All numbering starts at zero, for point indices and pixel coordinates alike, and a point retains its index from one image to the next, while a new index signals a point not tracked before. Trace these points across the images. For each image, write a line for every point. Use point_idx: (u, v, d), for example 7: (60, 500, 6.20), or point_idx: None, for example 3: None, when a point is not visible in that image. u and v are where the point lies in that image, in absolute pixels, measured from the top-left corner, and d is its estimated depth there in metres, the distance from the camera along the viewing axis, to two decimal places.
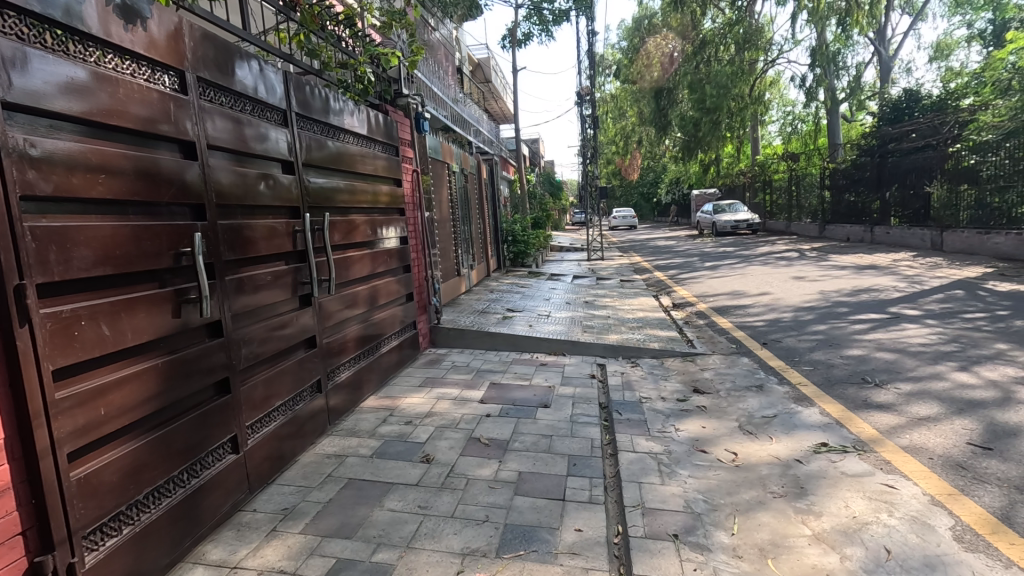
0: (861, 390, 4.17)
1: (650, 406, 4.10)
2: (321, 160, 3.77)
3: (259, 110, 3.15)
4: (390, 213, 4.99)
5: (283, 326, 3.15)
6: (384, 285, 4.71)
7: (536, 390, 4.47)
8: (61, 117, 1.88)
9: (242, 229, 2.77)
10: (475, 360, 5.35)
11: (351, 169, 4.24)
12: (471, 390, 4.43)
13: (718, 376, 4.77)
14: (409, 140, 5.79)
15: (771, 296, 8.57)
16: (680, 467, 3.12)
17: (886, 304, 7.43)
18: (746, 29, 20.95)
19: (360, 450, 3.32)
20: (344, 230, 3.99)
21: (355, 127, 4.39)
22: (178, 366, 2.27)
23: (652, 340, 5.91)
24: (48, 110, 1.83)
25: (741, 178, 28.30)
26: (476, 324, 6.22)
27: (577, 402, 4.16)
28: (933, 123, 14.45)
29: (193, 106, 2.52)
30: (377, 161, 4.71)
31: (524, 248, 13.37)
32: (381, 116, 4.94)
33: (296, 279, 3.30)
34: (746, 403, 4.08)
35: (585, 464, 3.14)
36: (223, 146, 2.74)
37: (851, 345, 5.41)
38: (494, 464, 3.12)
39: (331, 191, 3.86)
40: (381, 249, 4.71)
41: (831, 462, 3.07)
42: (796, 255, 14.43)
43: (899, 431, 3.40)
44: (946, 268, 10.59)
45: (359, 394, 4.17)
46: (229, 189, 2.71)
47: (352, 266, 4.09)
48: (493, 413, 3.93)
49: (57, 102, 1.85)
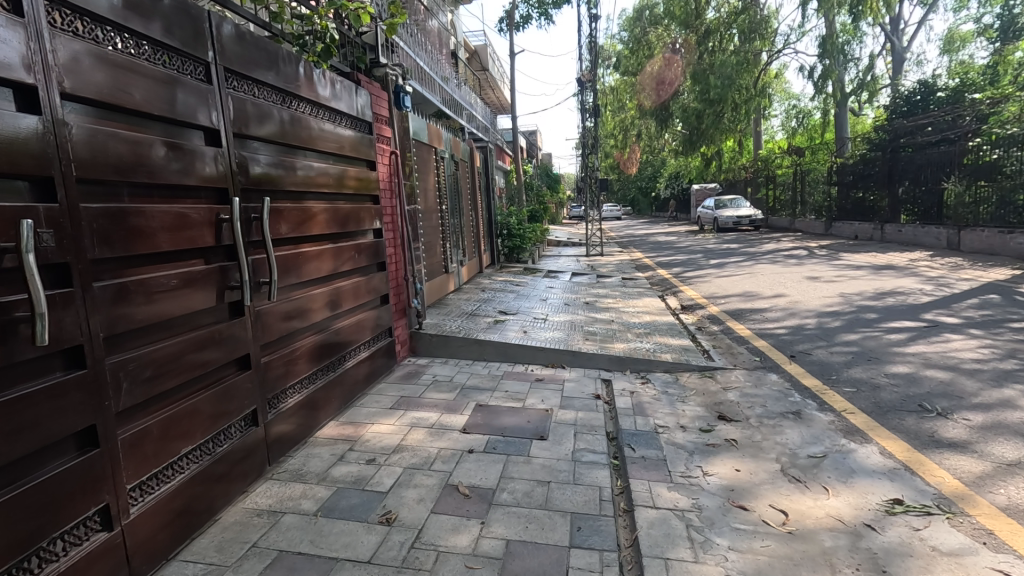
0: (921, 421, 3.45)
1: (669, 439, 3.37)
2: (266, 133, 3.00)
3: (162, 56, 2.32)
4: (360, 201, 4.20)
5: (200, 344, 2.40)
6: (349, 287, 3.92)
7: (530, 414, 3.73)
8: (13, 86, 1.66)
9: (129, 216, 2.01)
10: (460, 374, 4.59)
11: (307, 145, 3.43)
12: (451, 415, 3.67)
13: (745, 398, 4.04)
14: (386, 117, 4.99)
15: (787, 298, 7.84)
16: (716, 533, 2.39)
17: (919, 310, 6.72)
18: (752, 19, 20.23)
19: (301, 506, 2.57)
20: (297, 219, 3.23)
21: (315, 95, 3.60)
22: (3, 418, 1.54)
23: (663, 350, 5.18)
24: (6, 79, 1.63)
25: (744, 173, 27.60)
26: (463, 329, 5.46)
27: (580, 433, 3.43)
28: (949, 116, 13.77)
29: (69, 46, 1.85)
30: (343, 138, 3.91)
31: (520, 243, 12.63)
32: (351, 86, 4.14)
33: (220, 283, 2.53)
34: (786, 437, 3.35)
35: (593, 529, 2.41)
36: (94, 99, 1.95)
37: (894, 361, 4.68)
38: (474, 529, 2.40)
39: (281, 174, 3.09)
40: (347, 243, 3.91)
41: (913, 531, 2.35)
42: (806, 253, 13.75)
43: (989, 484, 2.68)
44: (970, 269, 9.89)
45: (313, 419, 3.41)
46: (101, 157, 1.93)
47: (305, 265, 3.30)
48: (477, 448, 3.18)
49: (13, 71, 1.65)
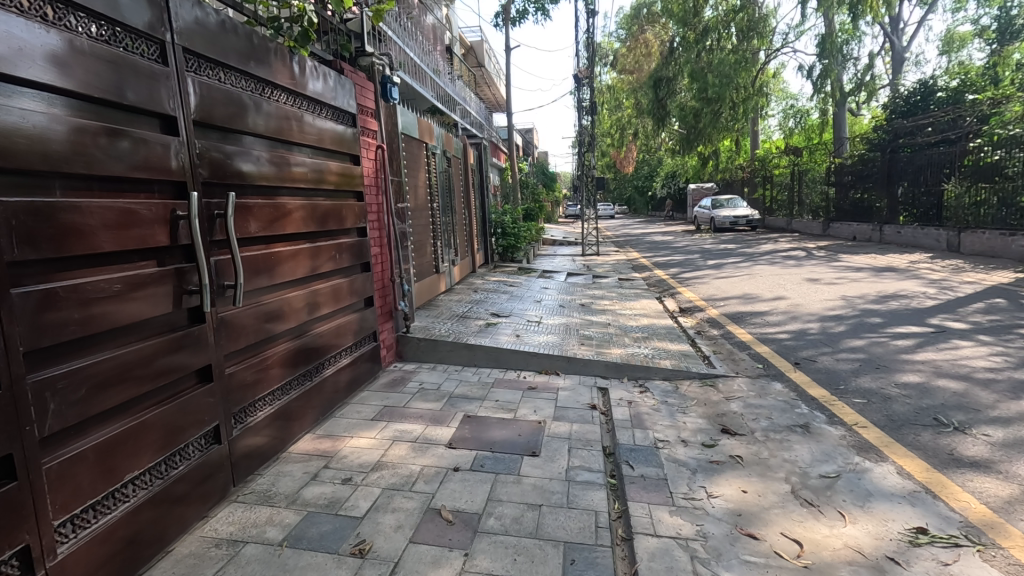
0: (939, 437, 3.23)
1: (671, 456, 3.14)
2: (233, 122, 2.74)
3: (104, 31, 2.06)
4: (342, 197, 3.94)
5: (148, 358, 2.15)
6: (329, 289, 3.67)
7: (521, 427, 3.49)
8: None
9: (59, 213, 1.76)
10: (448, 381, 4.34)
11: (283, 137, 3.17)
12: (437, 428, 3.43)
13: (748, 409, 3.81)
14: (373, 109, 4.73)
15: (787, 301, 7.62)
16: (723, 567, 2.16)
17: (925, 314, 6.51)
18: (751, 17, 19.99)
19: (266, 534, 2.32)
20: (269, 217, 2.97)
21: (292, 83, 3.33)
22: None
23: (662, 356, 4.95)
24: None
25: (741, 173, 27.42)
26: (453, 332, 5.21)
27: (575, 449, 3.20)
28: (951, 116, 13.60)
29: None
30: (323, 131, 3.65)
31: (514, 242, 12.39)
32: (333, 75, 3.87)
33: (177, 288, 2.29)
34: (795, 453, 3.13)
35: (587, 562, 2.18)
36: (16, 77, 1.69)
37: (903, 370, 4.46)
38: (455, 562, 2.15)
39: (252, 168, 2.84)
40: (326, 242, 3.65)
41: (942, 565, 2.13)
42: (804, 254, 13.55)
43: (1020, 510, 2.46)
44: (972, 272, 9.70)
45: (286, 433, 3.16)
46: (19, 143, 1.67)
47: (278, 266, 3.05)
48: (463, 466, 2.94)
49: None
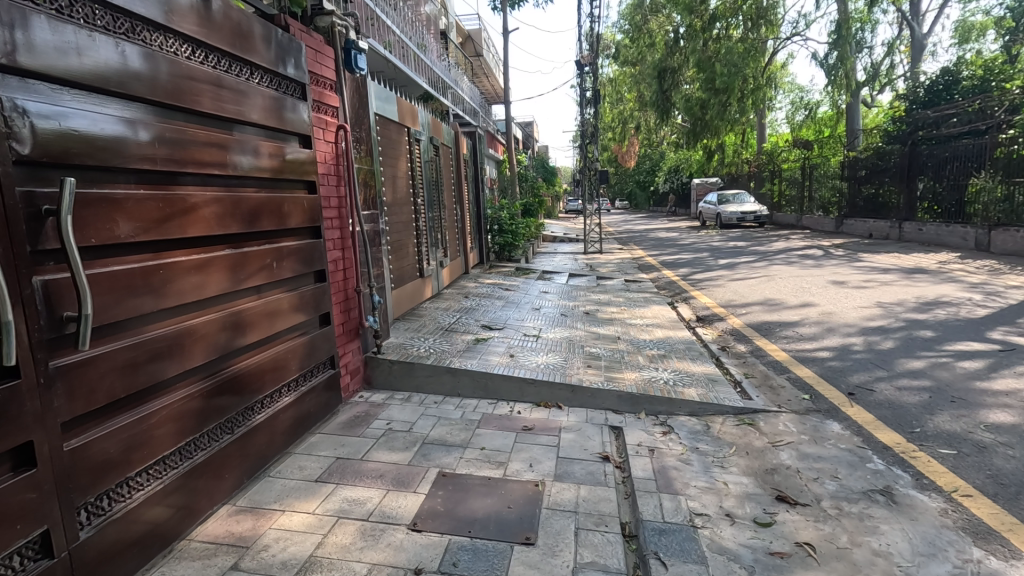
0: None
1: (715, 542, 2.29)
2: (83, 75, 1.86)
3: None
4: (284, 188, 3.07)
5: None
6: (260, 309, 2.79)
7: (512, 492, 2.64)
8: None
9: None
10: (423, 419, 3.48)
11: (184, 104, 2.31)
12: (398, 496, 2.58)
13: (805, 463, 2.97)
14: (332, 78, 3.86)
15: (818, 309, 6.74)
16: None
17: (982, 326, 5.63)
18: (760, 4, 19.03)
19: None
20: (155, 214, 2.11)
21: (202, 30, 2.43)
22: None
23: (686, 382, 4.09)
24: None
25: (748, 167, 26.51)
26: (434, 352, 4.34)
27: (585, 532, 2.34)
28: (978, 105, 12.71)
29: None
30: (255, 99, 2.78)
31: (512, 239, 11.50)
32: (273, 28, 2.98)
33: None
34: (888, 542, 2.27)
35: None
36: None
37: (988, 405, 3.60)
38: None
39: (115, 142, 1.96)
40: (255, 245, 2.77)
41: None
42: (821, 253, 12.68)
43: None
44: (1012, 275, 8.81)
45: (188, 511, 2.29)
46: None
47: (170, 284, 2.18)
48: (428, 566, 2.10)
49: None
